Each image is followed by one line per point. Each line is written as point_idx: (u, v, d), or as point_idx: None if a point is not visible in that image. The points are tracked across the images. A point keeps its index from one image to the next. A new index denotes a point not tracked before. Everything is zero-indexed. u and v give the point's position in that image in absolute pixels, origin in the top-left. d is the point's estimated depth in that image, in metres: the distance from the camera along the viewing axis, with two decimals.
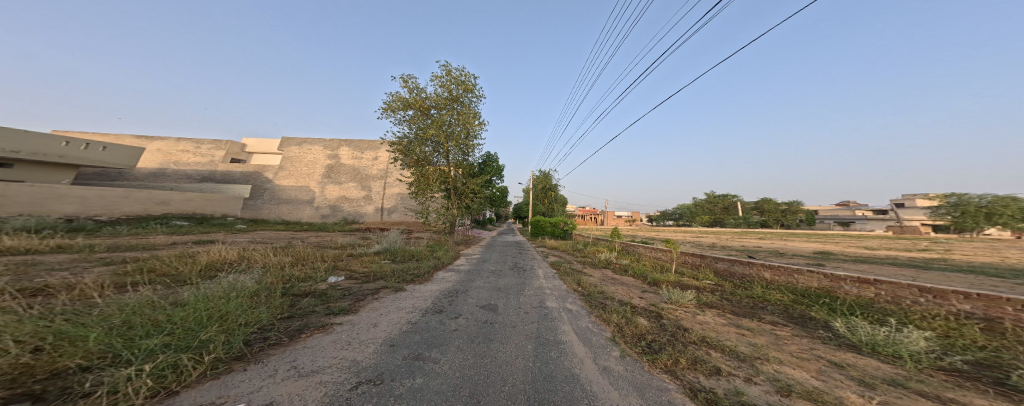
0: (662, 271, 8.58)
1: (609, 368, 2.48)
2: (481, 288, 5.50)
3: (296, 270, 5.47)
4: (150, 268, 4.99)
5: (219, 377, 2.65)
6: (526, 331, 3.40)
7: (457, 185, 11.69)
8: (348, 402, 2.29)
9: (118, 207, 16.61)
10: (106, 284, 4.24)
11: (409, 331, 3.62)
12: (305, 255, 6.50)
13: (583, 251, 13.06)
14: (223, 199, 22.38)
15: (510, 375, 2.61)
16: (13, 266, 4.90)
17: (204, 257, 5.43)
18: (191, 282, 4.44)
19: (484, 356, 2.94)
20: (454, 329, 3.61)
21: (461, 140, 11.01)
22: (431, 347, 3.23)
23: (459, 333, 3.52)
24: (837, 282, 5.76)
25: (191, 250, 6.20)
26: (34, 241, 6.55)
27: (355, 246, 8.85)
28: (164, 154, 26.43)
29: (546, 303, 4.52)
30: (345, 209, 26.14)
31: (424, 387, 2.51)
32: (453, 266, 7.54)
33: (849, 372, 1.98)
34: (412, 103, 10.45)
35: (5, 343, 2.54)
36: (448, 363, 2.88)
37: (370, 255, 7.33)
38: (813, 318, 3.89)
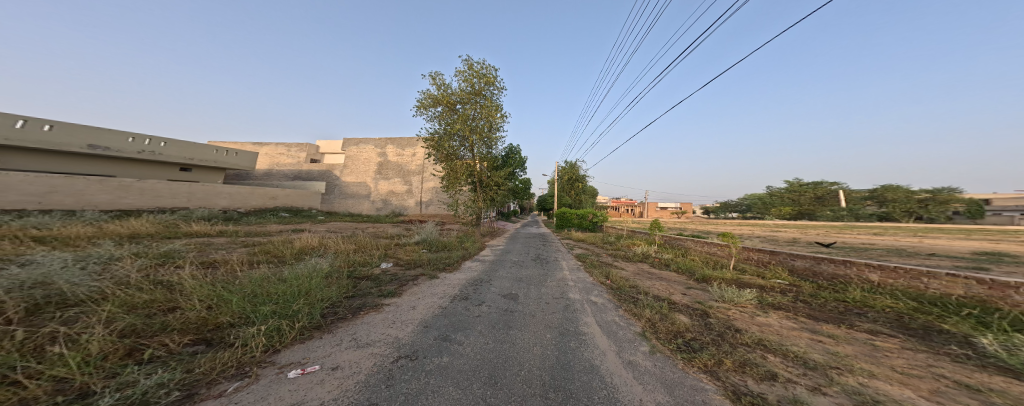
0: (715, 268, 7.36)
1: (634, 363, 2.22)
2: (503, 278, 5.55)
3: (357, 256, 6.43)
4: (268, 250, 6.53)
5: (304, 341, 3.27)
6: (545, 322, 3.33)
7: (483, 178, 12.12)
8: (388, 374, 2.52)
9: (248, 201, 22.33)
10: (245, 261, 5.71)
11: (441, 314, 3.88)
12: (363, 242, 7.62)
13: (615, 243, 12.06)
14: (311, 197, 27.97)
15: (528, 360, 2.55)
16: (198, 245, 7.04)
17: (299, 243, 6.86)
18: (290, 263, 5.64)
19: (503, 342, 2.95)
20: (479, 315, 3.73)
21: (486, 133, 11.45)
22: (458, 330, 3.39)
23: (482, 318, 3.62)
24: (1001, 290, 4.05)
25: (291, 237, 7.89)
26: (208, 227, 9.27)
27: (399, 236, 9.90)
28: (269, 157, 33.16)
29: (569, 296, 4.39)
30: (393, 203, 29.24)
31: (449, 365, 2.63)
32: (481, 256, 7.81)
33: (987, 398, 1.57)
34: (439, 99, 11.05)
35: (193, 300, 3.64)
36: (471, 345, 2.97)
37: (411, 245, 8.13)
38: (942, 331, 2.99)
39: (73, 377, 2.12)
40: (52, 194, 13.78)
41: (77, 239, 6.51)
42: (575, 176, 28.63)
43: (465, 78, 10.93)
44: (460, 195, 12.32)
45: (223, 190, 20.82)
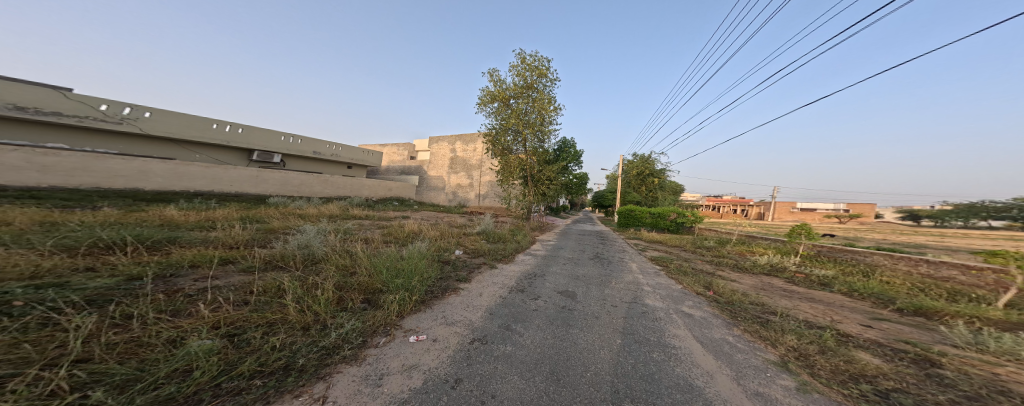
0: (938, 299, 4.65)
1: (766, 397, 1.60)
2: (558, 274, 5.15)
3: (441, 242, 7.19)
4: (393, 232, 8.10)
5: (421, 310, 3.57)
6: (613, 325, 2.85)
7: (533, 173, 11.64)
8: (468, 355, 2.42)
9: None
10: (384, 239, 7.22)
11: (501, 305, 3.76)
12: (444, 230, 8.51)
13: (717, 248, 9.47)
14: None
15: (595, 362, 2.13)
16: (363, 225, 9.60)
17: (407, 228, 8.31)
18: (403, 244, 6.82)
19: (563, 339, 2.60)
20: (537, 310, 3.44)
21: (538, 126, 10.93)
22: (517, 321, 3.20)
23: (540, 313, 3.34)
24: None
25: (401, 222, 9.64)
26: (361, 212, 12.47)
27: (465, 225, 10.57)
28: None
29: (645, 303, 3.61)
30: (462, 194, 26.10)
31: (512, 353, 2.43)
32: (533, 250, 7.50)
33: None
34: (494, 95, 10.94)
35: (360, 267, 4.37)
36: (531, 337, 2.72)
37: (472, 235, 8.51)
38: None
39: (320, 312, 2.92)
40: (303, 186, 19.46)
41: (310, 216, 9.92)
42: (644, 171, 23.66)
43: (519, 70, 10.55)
44: (511, 189, 12.08)
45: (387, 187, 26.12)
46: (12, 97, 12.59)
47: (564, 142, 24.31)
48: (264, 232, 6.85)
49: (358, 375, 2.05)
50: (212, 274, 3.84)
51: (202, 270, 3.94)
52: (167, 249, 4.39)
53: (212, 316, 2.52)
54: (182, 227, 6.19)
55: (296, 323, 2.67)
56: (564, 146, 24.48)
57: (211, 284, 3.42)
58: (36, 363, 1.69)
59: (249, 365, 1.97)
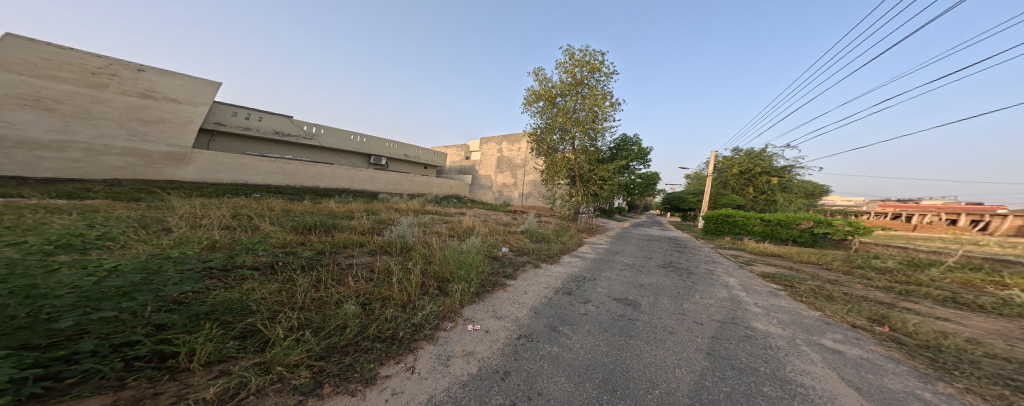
0: None
1: None
2: (613, 280, 4.67)
3: (488, 237, 6.44)
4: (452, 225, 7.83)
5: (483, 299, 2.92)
6: (692, 343, 2.55)
7: (581, 174, 11.05)
8: (515, 355, 1.89)
9: None
10: (456, 230, 6.75)
11: (544, 301, 3.27)
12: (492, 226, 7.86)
13: (875, 266, 6.83)
14: None
15: (673, 384, 1.85)
16: (434, 218, 9.81)
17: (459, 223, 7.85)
18: (455, 234, 6.30)
19: (622, 350, 2.25)
20: (588, 315, 2.98)
21: (587, 123, 10.10)
22: (564, 322, 2.71)
23: (591, 318, 2.88)
24: None
25: (454, 220, 9.54)
26: (428, 208, 12.92)
27: (509, 223, 10.11)
28: None
29: (751, 326, 3.12)
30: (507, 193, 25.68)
31: (560, 356, 1.98)
32: (580, 252, 6.84)
33: None
34: (541, 94, 10.46)
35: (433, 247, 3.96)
36: (581, 341, 2.30)
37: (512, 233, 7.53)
38: None
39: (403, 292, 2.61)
40: (398, 184, 21.27)
41: (403, 209, 10.50)
42: (752, 168, 19.30)
43: (568, 67, 9.89)
44: (557, 189, 11.51)
45: (454, 188, 25.81)
46: (274, 125, 18.41)
47: (625, 139, 22.65)
48: (378, 222, 6.55)
49: (434, 352, 1.83)
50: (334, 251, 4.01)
51: (346, 252, 4.05)
52: (332, 233, 5.07)
53: (349, 290, 2.63)
54: (338, 216, 7.18)
55: (398, 293, 2.61)
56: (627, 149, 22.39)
57: (355, 261, 3.68)
58: (261, 319, 2.05)
59: (372, 331, 1.99)
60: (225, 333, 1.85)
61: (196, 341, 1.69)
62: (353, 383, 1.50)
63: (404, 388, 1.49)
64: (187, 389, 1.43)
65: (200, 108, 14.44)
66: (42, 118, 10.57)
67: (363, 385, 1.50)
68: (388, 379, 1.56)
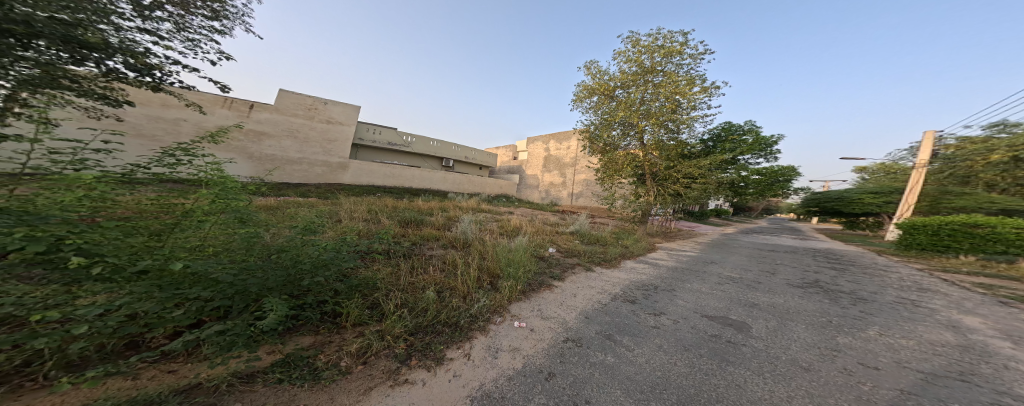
0: None
1: None
2: (711, 295, 3.72)
3: (535, 238, 5.96)
4: (499, 223, 7.47)
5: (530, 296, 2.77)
6: (839, 387, 1.77)
7: (654, 169, 8.62)
8: (561, 359, 1.85)
9: None
10: (501, 230, 6.38)
11: (599, 307, 2.91)
12: (539, 227, 7.35)
13: None
14: None
15: None
16: (487, 216, 9.65)
17: (509, 222, 7.46)
18: (506, 233, 6.07)
19: (699, 368, 1.93)
20: (661, 329, 2.55)
21: (665, 115, 7.79)
22: (624, 331, 2.44)
23: (663, 333, 2.48)
24: None
25: (504, 218, 9.31)
26: (480, 205, 12.85)
27: (558, 224, 9.49)
28: None
29: (1017, 395, 1.75)
30: (554, 193, 25.29)
31: (616, 368, 1.83)
32: (651, 259, 5.75)
33: None
34: (593, 89, 8.78)
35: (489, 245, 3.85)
36: (647, 356, 2.03)
37: (564, 234, 6.94)
38: None
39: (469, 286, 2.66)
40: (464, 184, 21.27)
41: (461, 208, 10.57)
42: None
43: (631, 52, 7.92)
44: (618, 188, 9.57)
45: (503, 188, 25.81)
46: (391, 138, 21.02)
47: (729, 124, 16.73)
48: (448, 219, 6.81)
49: (486, 343, 1.81)
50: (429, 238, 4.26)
51: (428, 244, 4.04)
52: (420, 222, 5.58)
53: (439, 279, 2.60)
54: (422, 212, 7.57)
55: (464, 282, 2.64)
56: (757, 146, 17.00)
57: (435, 252, 3.64)
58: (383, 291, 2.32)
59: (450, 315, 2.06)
60: (366, 302, 2.15)
61: (352, 307, 2.03)
62: (429, 359, 1.67)
63: (462, 372, 1.61)
64: (345, 341, 1.78)
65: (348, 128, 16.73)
66: (293, 144, 14.98)
67: (432, 365, 1.63)
68: (451, 361, 1.68)
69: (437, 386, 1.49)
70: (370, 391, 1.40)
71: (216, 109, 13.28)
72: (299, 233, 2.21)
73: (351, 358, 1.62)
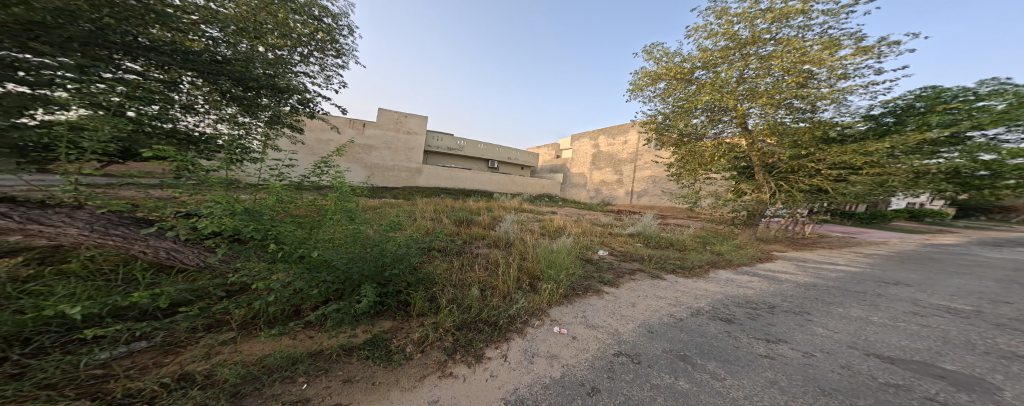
0: None
1: None
2: (871, 329, 2.56)
3: (586, 239, 5.30)
4: (542, 223, 7.01)
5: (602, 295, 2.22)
6: None
7: (771, 159, 6.52)
8: (610, 374, 1.60)
9: None
10: (547, 230, 5.98)
11: (673, 322, 2.28)
12: (588, 228, 6.60)
13: None
14: None
15: None
16: (533, 216, 9.26)
17: (554, 223, 6.86)
18: (551, 234, 5.61)
19: None
20: (772, 360, 1.99)
21: (783, 91, 5.58)
22: (706, 352, 1.98)
23: (771, 364, 1.91)
24: None
25: (549, 218, 8.71)
26: (527, 206, 12.46)
27: (613, 226, 8.39)
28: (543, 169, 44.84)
29: None
30: (606, 192, 22.67)
31: (691, 398, 1.48)
32: (750, 270, 4.42)
33: None
34: (660, 74, 7.40)
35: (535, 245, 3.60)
36: (741, 390, 1.59)
37: (622, 236, 6.06)
38: None
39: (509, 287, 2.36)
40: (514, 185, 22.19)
41: (505, 209, 10.41)
42: None
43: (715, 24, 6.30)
44: (705, 185, 7.62)
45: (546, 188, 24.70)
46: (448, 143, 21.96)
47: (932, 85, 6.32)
48: (492, 219, 6.80)
49: (522, 346, 1.73)
50: (478, 238, 4.31)
51: (475, 243, 4.05)
52: (468, 223, 5.75)
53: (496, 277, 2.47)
54: (467, 212, 7.84)
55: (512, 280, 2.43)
56: (994, 93, 5.94)
57: (481, 251, 3.51)
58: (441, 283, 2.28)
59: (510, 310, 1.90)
60: (427, 294, 2.11)
61: (420, 298, 2.02)
62: (470, 355, 1.67)
63: (499, 372, 1.56)
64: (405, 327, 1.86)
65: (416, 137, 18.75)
66: (389, 154, 18.08)
67: (472, 361, 1.63)
68: (489, 361, 1.63)
69: (475, 384, 1.49)
70: (423, 380, 1.49)
71: (345, 128, 16.92)
72: (382, 229, 2.00)
73: (415, 345, 1.72)
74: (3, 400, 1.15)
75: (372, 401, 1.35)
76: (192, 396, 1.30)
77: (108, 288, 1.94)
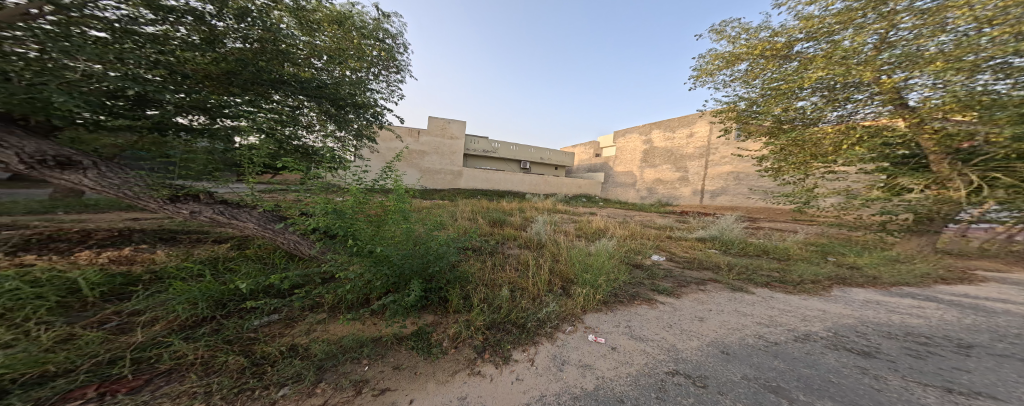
0: None
1: None
2: None
3: (633, 242, 4.46)
4: (579, 224, 6.28)
5: (641, 306, 1.94)
6: None
7: (968, 143, 3.86)
8: (658, 395, 1.30)
9: None
10: (586, 230, 5.34)
11: (762, 345, 1.58)
12: (636, 229, 5.59)
13: None
14: None
15: None
16: (574, 217, 8.42)
17: (593, 224, 6.02)
18: (589, 235, 4.93)
19: None
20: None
21: (981, 49, 3.33)
22: (812, 385, 1.35)
23: None
24: None
25: (589, 219, 7.72)
26: (567, 207, 11.37)
27: (674, 228, 6.91)
28: None
29: None
30: (659, 191, 18.94)
31: None
32: (895, 290, 3.01)
33: None
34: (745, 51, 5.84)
35: (569, 247, 3.28)
36: None
37: (688, 241, 4.92)
38: None
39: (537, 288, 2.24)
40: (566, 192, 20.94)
41: (537, 209, 9.69)
42: None
43: None
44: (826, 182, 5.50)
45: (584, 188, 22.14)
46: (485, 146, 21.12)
47: None
48: (523, 220, 6.45)
49: (552, 351, 1.61)
50: (511, 239, 4.19)
51: (507, 244, 3.92)
52: (501, 224, 5.61)
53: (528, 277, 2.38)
54: (499, 212, 7.69)
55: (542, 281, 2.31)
56: None
57: (513, 251, 3.44)
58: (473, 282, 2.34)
59: (533, 318, 1.86)
60: (462, 292, 2.18)
61: (456, 295, 2.11)
62: (497, 356, 1.63)
63: (525, 377, 1.48)
64: (441, 320, 1.96)
65: (457, 141, 18.62)
66: (438, 158, 18.41)
67: (499, 362, 1.59)
68: (516, 363, 1.57)
69: (501, 385, 1.45)
70: (454, 375, 1.52)
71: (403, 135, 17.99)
72: (427, 228, 2.06)
73: (450, 340, 1.77)
74: (207, 347, 1.64)
75: (413, 388, 1.45)
76: (296, 364, 1.60)
77: (262, 270, 2.35)
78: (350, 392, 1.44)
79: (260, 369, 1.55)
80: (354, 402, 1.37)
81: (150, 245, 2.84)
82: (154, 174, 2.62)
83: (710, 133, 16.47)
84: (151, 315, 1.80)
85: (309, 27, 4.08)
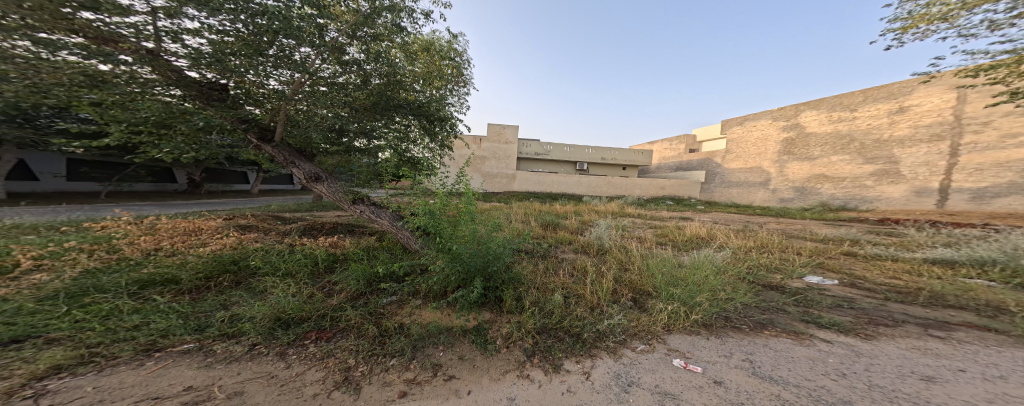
0: None
1: None
2: None
3: (761, 256, 3.02)
4: (659, 230, 4.95)
5: (764, 348, 1.34)
6: None
7: None
8: None
9: None
10: (681, 237, 4.14)
11: None
12: (768, 239, 3.84)
13: None
14: None
15: None
16: (661, 222, 6.73)
17: (688, 230, 4.52)
18: (677, 244, 3.78)
19: None
20: None
21: None
22: None
23: None
24: None
25: (678, 224, 6.00)
26: (652, 213, 9.12)
27: (852, 241, 4.23)
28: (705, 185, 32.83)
29: None
30: (824, 192, 12.79)
31: None
32: None
33: None
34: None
35: (650, 257, 2.67)
36: None
37: (898, 264, 2.87)
38: None
39: (601, 301, 1.95)
40: None
41: (603, 211, 8.45)
42: None
43: None
44: None
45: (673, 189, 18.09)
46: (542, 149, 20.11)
47: None
48: (584, 223, 5.80)
49: (613, 369, 1.32)
50: (571, 242, 3.83)
51: (562, 247, 3.60)
52: (563, 227, 5.24)
53: (589, 287, 2.12)
54: (559, 214, 7.29)
55: (603, 292, 2.02)
56: None
57: (567, 256, 3.17)
58: (528, 285, 2.30)
59: (592, 330, 1.62)
60: (517, 293, 2.18)
61: (510, 296, 2.13)
62: (548, 363, 1.47)
63: (578, 389, 1.25)
64: (497, 317, 2.01)
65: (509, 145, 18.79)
66: (498, 163, 18.87)
67: (550, 369, 1.42)
68: (567, 374, 1.36)
69: (549, 393, 1.27)
70: (504, 374, 1.47)
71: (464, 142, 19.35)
72: (487, 229, 2.29)
73: (503, 339, 1.75)
74: (353, 313, 2.35)
75: (468, 381, 1.48)
76: (401, 341, 1.95)
77: (391, 258, 3.23)
78: (428, 373, 1.62)
79: (379, 338, 2.02)
80: (430, 383, 1.53)
81: (344, 232, 4.55)
82: (344, 184, 4.32)
83: (958, 101, 9.79)
84: (342, 287, 2.80)
85: (411, 57, 5.42)
